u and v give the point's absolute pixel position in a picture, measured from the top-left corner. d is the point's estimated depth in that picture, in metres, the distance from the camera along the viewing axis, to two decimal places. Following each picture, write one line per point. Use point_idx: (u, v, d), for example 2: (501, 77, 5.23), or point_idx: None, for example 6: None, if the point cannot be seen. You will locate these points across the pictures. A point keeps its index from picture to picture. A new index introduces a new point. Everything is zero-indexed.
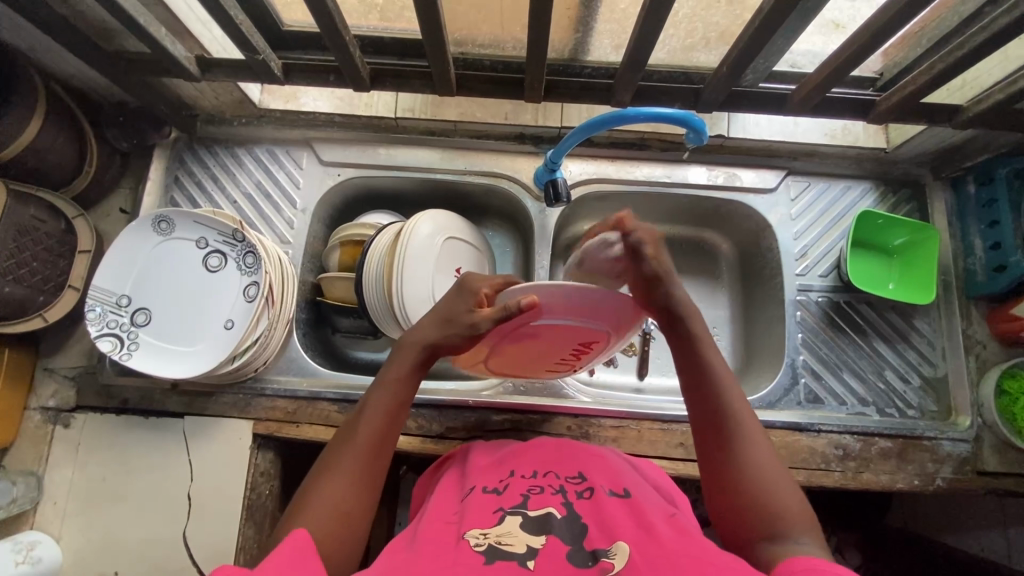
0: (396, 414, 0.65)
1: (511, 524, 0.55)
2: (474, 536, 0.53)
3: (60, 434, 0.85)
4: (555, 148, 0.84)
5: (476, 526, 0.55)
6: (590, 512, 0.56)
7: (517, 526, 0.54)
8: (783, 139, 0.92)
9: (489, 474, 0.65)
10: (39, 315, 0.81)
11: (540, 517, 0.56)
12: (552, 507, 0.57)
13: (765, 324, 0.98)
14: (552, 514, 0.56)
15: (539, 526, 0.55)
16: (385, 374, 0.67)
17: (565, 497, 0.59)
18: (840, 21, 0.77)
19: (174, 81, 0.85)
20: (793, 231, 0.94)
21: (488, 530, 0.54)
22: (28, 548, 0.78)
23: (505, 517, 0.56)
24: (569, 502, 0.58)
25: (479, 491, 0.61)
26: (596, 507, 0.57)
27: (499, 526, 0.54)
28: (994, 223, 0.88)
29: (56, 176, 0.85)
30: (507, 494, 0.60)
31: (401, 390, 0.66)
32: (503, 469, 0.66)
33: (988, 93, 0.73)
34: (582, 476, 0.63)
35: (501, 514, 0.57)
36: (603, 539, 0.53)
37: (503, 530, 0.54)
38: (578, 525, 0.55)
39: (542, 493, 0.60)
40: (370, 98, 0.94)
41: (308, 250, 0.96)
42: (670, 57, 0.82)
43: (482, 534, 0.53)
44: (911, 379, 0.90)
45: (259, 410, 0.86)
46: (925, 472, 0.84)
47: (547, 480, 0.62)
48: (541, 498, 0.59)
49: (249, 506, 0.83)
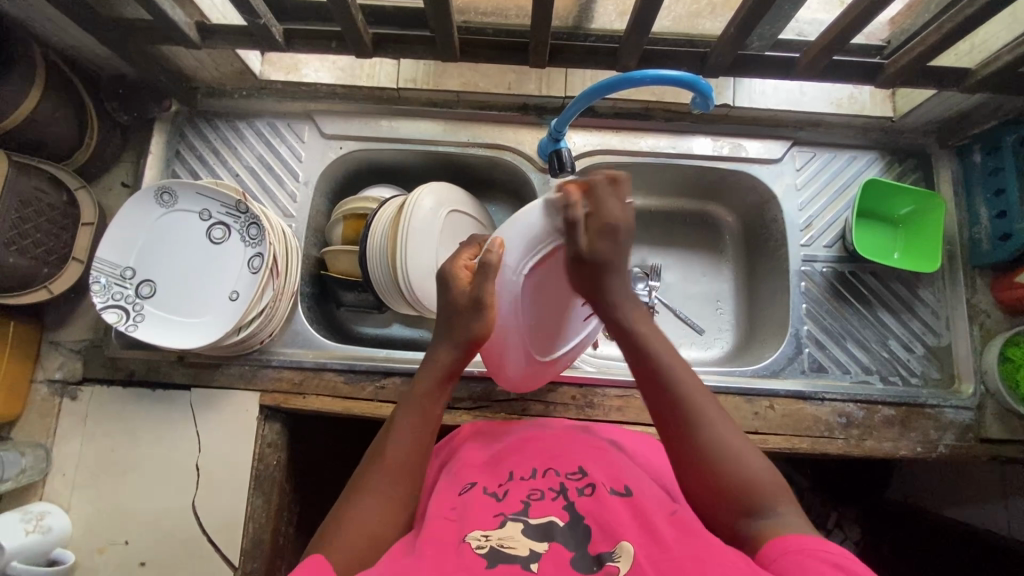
0: (428, 429, 0.65)
1: (512, 530, 0.55)
2: (475, 538, 0.54)
3: (68, 406, 0.86)
4: (559, 117, 0.83)
5: (477, 528, 0.55)
6: (592, 512, 0.57)
7: (520, 532, 0.55)
8: (788, 108, 0.92)
9: (487, 472, 0.65)
10: (43, 287, 0.81)
11: (542, 525, 0.56)
12: (553, 515, 0.57)
13: (769, 295, 0.98)
14: (553, 522, 0.56)
15: (542, 532, 0.55)
16: (418, 383, 0.67)
17: (567, 499, 0.59)
18: None
19: (173, 51, 0.84)
20: (798, 202, 0.93)
21: (489, 532, 0.55)
22: (38, 517, 0.78)
23: (506, 523, 0.56)
24: (571, 504, 0.58)
25: (479, 492, 0.61)
26: (598, 505, 0.57)
27: (501, 530, 0.55)
28: (999, 191, 0.87)
29: (58, 149, 0.84)
30: (508, 500, 0.60)
31: (432, 403, 0.66)
32: (502, 467, 0.66)
33: (996, 55, 0.73)
34: (582, 471, 0.63)
35: (502, 519, 0.57)
36: (606, 541, 0.53)
37: (505, 533, 0.55)
38: (580, 529, 0.55)
39: (542, 499, 0.59)
40: (372, 69, 0.93)
41: (311, 224, 0.95)
42: (675, 24, 0.83)
43: (484, 535, 0.54)
44: (914, 348, 0.90)
45: (266, 381, 0.86)
46: (927, 439, 0.85)
47: (547, 481, 0.62)
48: (542, 505, 0.58)
49: (257, 476, 0.84)
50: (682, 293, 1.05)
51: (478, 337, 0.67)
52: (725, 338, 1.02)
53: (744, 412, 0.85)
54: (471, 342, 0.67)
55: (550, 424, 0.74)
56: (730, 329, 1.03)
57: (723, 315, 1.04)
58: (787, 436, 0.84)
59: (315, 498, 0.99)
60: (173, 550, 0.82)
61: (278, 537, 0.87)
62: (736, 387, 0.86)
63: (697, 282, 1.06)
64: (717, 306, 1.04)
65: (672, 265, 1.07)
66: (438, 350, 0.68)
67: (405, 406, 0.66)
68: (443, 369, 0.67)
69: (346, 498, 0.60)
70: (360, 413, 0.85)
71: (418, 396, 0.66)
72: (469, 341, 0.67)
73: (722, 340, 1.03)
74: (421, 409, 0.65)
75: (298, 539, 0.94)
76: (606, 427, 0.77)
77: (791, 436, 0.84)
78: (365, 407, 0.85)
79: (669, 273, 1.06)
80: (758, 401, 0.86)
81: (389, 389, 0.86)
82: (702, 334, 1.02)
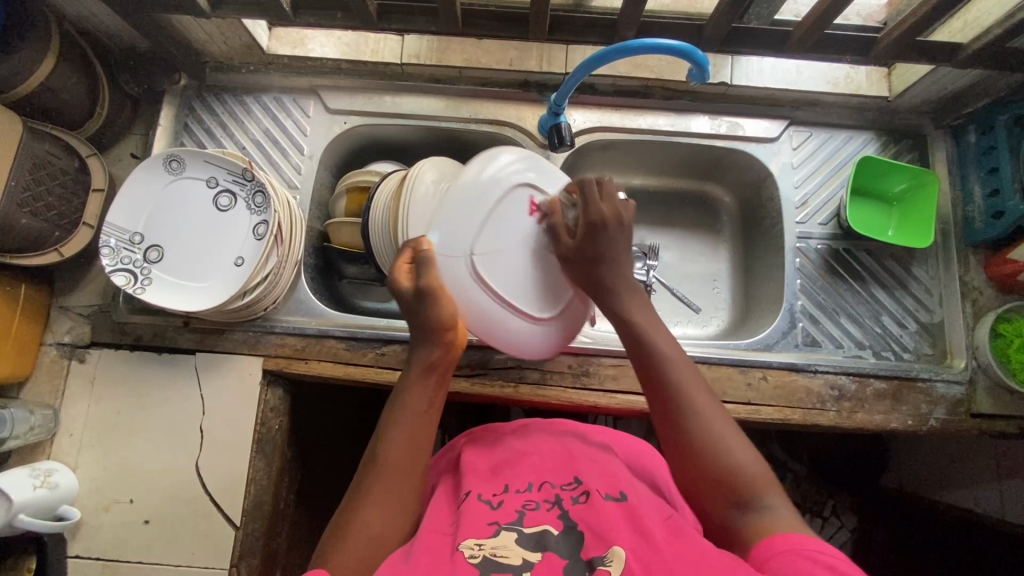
0: (420, 422, 0.66)
1: (506, 540, 0.56)
2: (469, 547, 0.55)
3: (76, 368, 0.88)
4: (558, 91, 0.85)
5: (470, 535, 0.57)
6: (586, 518, 0.59)
7: (513, 541, 0.56)
8: (786, 87, 0.93)
9: (485, 481, 0.66)
10: (54, 250, 0.84)
11: (536, 534, 0.58)
12: (548, 524, 0.59)
13: (764, 272, 0.99)
14: (548, 531, 0.58)
15: (536, 543, 0.57)
16: (403, 383, 0.68)
17: (561, 510, 0.60)
18: None
19: (183, 22, 0.86)
20: (794, 180, 0.95)
21: (483, 540, 0.56)
22: (46, 474, 0.80)
23: (500, 531, 0.58)
24: (565, 513, 0.60)
25: (474, 498, 0.62)
26: (593, 512, 0.59)
27: (495, 538, 0.56)
28: (993, 169, 0.88)
29: (69, 117, 0.86)
30: (502, 507, 0.61)
31: (423, 397, 0.67)
32: (499, 478, 0.66)
33: (988, 29, 0.74)
34: (577, 481, 0.64)
35: (497, 527, 0.58)
36: (598, 545, 0.55)
37: (498, 542, 0.56)
38: (574, 537, 0.57)
39: (537, 509, 0.61)
40: (377, 45, 0.96)
41: (315, 196, 0.97)
42: (674, 2, 0.85)
43: (477, 543, 0.56)
44: (907, 324, 0.91)
45: (269, 347, 0.88)
46: (918, 413, 0.86)
47: (543, 493, 0.63)
48: (536, 514, 0.60)
49: (260, 439, 0.86)
50: (679, 272, 1.06)
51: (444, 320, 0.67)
52: (721, 316, 1.04)
53: (737, 382, 0.86)
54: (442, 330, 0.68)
55: (550, 432, 0.74)
56: (726, 307, 1.04)
57: (719, 294, 1.05)
58: (779, 408, 0.85)
59: (315, 467, 1.01)
60: (177, 510, 0.84)
61: (278, 502, 0.89)
62: (729, 358, 0.87)
63: (695, 261, 1.07)
64: (713, 285, 1.06)
65: (671, 245, 1.08)
66: (418, 347, 0.69)
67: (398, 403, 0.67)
68: (424, 362, 0.68)
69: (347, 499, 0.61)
70: (361, 378, 0.87)
71: (404, 395, 0.67)
72: (440, 330, 0.68)
73: (718, 318, 1.04)
74: (414, 407, 0.66)
75: (298, 508, 0.96)
76: (601, 430, 0.77)
77: (783, 408, 0.86)
78: (366, 373, 0.87)
79: (668, 252, 1.08)
80: (752, 373, 0.87)
81: (389, 356, 0.88)
82: (699, 313, 1.04)
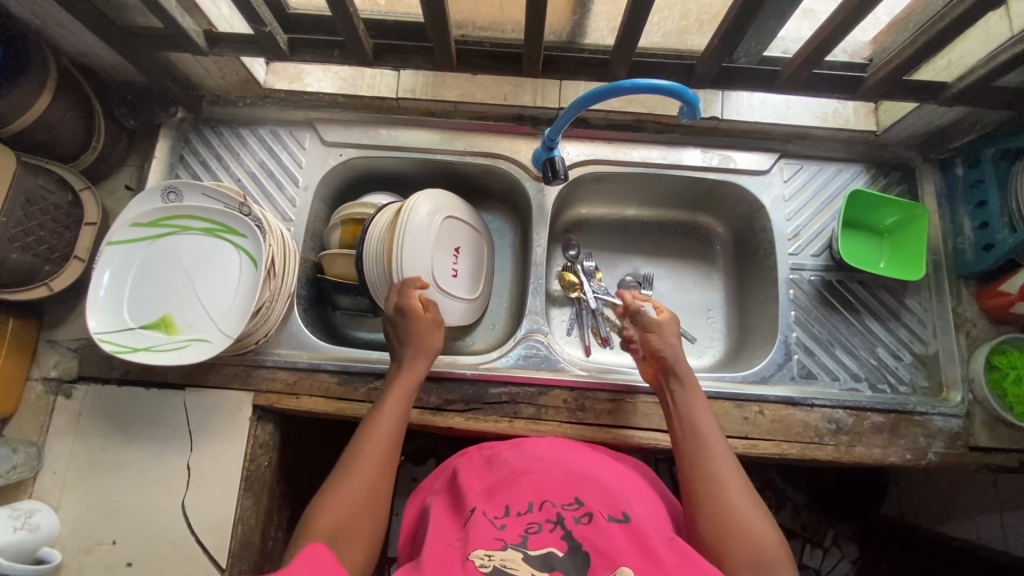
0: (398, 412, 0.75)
1: (513, 555, 0.56)
2: (479, 557, 0.55)
3: (62, 404, 0.86)
4: (552, 126, 0.86)
5: (480, 547, 0.56)
6: (590, 537, 0.58)
7: (521, 560, 0.56)
8: (776, 122, 0.94)
9: (486, 499, 0.64)
10: (44, 284, 0.82)
11: (541, 555, 0.56)
12: (551, 545, 0.57)
13: (758, 304, 0.99)
14: (552, 552, 0.56)
15: (542, 556, 0.56)
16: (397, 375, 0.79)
17: (564, 530, 0.59)
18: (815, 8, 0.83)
19: (182, 59, 0.87)
20: (786, 212, 0.96)
21: (493, 551, 0.56)
22: (27, 515, 0.78)
23: (508, 547, 0.57)
24: (568, 533, 0.58)
25: (479, 515, 0.61)
26: (597, 534, 0.58)
27: (504, 551, 0.56)
28: (981, 203, 0.89)
29: (65, 150, 0.86)
30: (506, 525, 0.60)
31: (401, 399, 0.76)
32: (501, 491, 0.65)
33: (972, 69, 0.76)
34: (578, 501, 0.62)
35: (504, 544, 0.57)
36: (605, 564, 0.55)
37: (508, 555, 0.56)
38: (580, 555, 0.56)
39: (541, 530, 0.59)
40: (373, 79, 0.97)
41: (310, 228, 0.97)
42: (665, 40, 0.86)
43: (487, 554, 0.56)
44: (902, 356, 0.91)
45: (260, 382, 0.87)
46: (916, 447, 0.85)
47: (545, 513, 0.61)
48: (540, 537, 0.58)
49: (248, 476, 0.84)
50: (673, 302, 1.06)
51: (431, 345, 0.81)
52: (717, 347, 1.03)
53: (734, 417, 0.86)
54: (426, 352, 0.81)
55: (546, 445, 0.71)
56: (721, 337, 1.04)
57: (714, 323, 1.05)
58: (776, 442, 0.85)
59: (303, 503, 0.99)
60: (160, 551, 0.82)
61: (265, 541, 0.87)
62: (725, 392, 0.86)
63: (689, 291, 1.07)
64: (708, 315, 1.06)
65: (665, 274, 1.08)
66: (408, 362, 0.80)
67: (388, 388, 0.77)
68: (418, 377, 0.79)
69: (338, 471, 0.68)
70: (353, 414, 0.86)
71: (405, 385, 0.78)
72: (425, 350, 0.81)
73: (713, 348, 1.03)
74: (394, 408, 0.75)
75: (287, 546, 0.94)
76: (597, 456, 0.73)
77: (780, 442, 0.85)
78: (358, 408, 0.86)
79: (662, 282, 1.08)
80: (748, 407, 0.86)
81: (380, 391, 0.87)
82: (694, 342, 1.03)
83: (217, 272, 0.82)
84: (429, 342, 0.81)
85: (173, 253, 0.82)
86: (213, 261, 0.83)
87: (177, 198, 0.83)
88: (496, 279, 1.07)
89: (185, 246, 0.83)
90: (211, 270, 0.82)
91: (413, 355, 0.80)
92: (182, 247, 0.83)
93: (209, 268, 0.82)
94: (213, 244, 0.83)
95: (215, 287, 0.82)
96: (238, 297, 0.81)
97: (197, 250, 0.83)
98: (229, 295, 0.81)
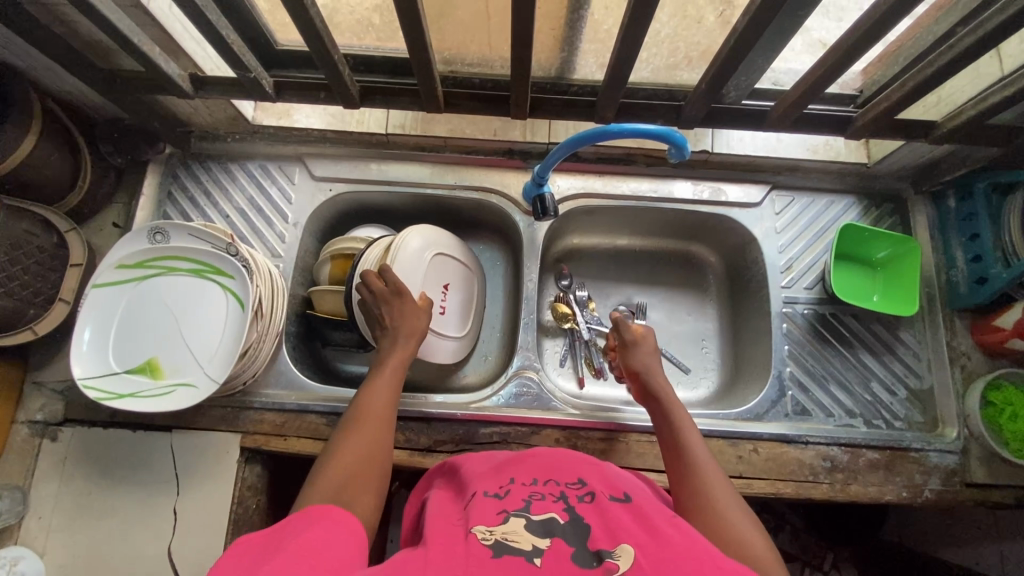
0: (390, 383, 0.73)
1: (515, 525, 0.52)
2: (481, 531, 0.51)
3: (48, 447, 0.85)
4: (541, 163, 0.86)
5: (482, 522, 0.53)
6: (593, 516, 0.54)
7: (523, 527, 0.52)
8: (766, 155, 0.94)
9: (488, 481, 0.62)
10: (28, 328, 0.82)
11: (543, 521, 0.53)
12: (554, 512, 0.55)
13: (752, 337, 0.99)
14: (554, 518, 0.54)
15: (545, 528, 0.52)
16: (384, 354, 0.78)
17: (568, 503, 0.56)
18: (827, 39, 0.80)
19: (169, 100, 0.87)
20: (778, 244, 0.95)
21: (494, 526, 0.52)
22: (11, 563, 0.78)
23: (510, 518, 0.54)
24: (571, 506, 0.56)
25: (480, 495, 0.58)
26: (599, 510, 0.55)
27: (505, 524, 0.52)
28: (974, 236, 0.89)
29: (51, 191, 0.86)
30: (509, 497, 0.58)
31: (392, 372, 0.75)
32: (503, 474, 0.63)
33: (961, 108, 0.76)
34: (582, 482, 0.61)
35: (506, 515, 0.54)
36: (607, 539, 0.50)
37: (509, 528, 0.52)
38: (582, 526, 0.53)
39: (544, 499, 0.57)
40: (362, 115, 0.97)
41: (299, 263, 0.96)
42: (654, 76, 0.85)
43: (488, 530, 0.52)
44: (897, 391, 0.90)
45: (247, 424, 0.86)
46: (913, 484, 0.84)
47: (548, 488, 0.59)
48: (543, 504, 0.56)
49: (236, 520, 0.83)
50: (667, 332, 1.05)
51: (418, 325, 0.80)
52: (711, 378, 1.02)
53: (728, 455, 0.85)
54: (412, 333, 0.79)
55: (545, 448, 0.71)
56: (715, 368, 1.03)
57: (708, 354, 1.04)
58: (770, 481, 0.84)
59: None
60: None
61: None
62: (719, 430, 0.86)
63: (682, 321, 1.06)
64: (702, 345, 1.05)
65: (658, 303, 1.08)
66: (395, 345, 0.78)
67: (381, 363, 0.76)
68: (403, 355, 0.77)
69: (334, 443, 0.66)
70: None
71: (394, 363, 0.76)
72: (411, 331, 0.79)
73: (707, 379, 1.02)
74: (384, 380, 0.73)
75: None
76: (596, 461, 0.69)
77: (774, 481, 0.84)
78: None
79: (655, 311, 1.07)
80: (742, 445, 0.85)
81: None
82: (688, 373, 1.02)
83: (204, 315, 0.81)
84: (417, 323, 0.80)
85: (159, 295, 0.81)
86: (200, 302, 0.82)
87: (162, 238, 0.82)
88: (488, 310, 1.06)
89: (170, 287, 0.82)
90: (197, 312, 0.81)
91: (405, 336, 0.79)
92: (167, 288, 0.82)
93: (195, 310, 0.81)
94: (199, 286, 0.82)
95: (201, 331, 0.81)
96: (225, 342, 0.80)
97: (183, 292, 0.82)
98: (215, 338, 0.80)
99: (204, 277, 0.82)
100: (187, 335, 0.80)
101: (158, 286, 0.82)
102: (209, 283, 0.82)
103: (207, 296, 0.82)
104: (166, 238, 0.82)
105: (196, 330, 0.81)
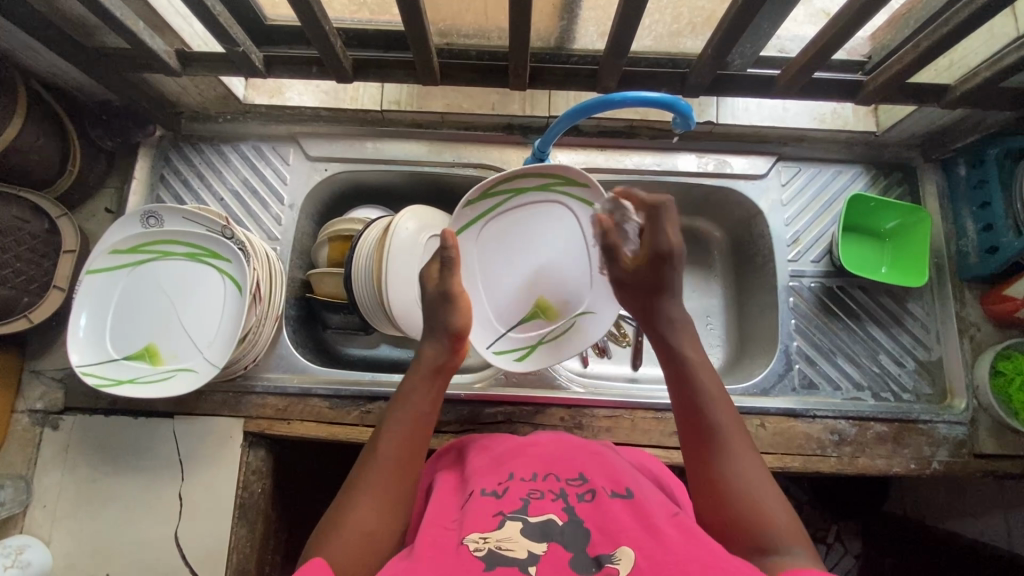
0: (420, 426, 0.63)
1: (512, 531, 0.52)
2: (474, 540, 0.51)
3: (49, 436, 0.85)
4: (541, 138, 0.83)
5: (475, 530, 0.52)
6: (592, 516, 0.54)
7: (519, 532, 0.52)
8: (773, 125, 0.91)
9: (488, 474, 0.61)
10: (24, 316, 0.80)
11: (541, 524, 0.53)
12: (552, 513, 0.54)
13: (757, 312, 0.97)
14: (552, 520, 0.54)
15: (541, 532, 0.52)
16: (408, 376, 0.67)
17: (566, 502, 0.56)
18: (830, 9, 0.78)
19: (157, 78, 0.84)
20: (785, 217, 0.93)
21: (487, 534, 0.51)
22: (17, 552, 0.77)
23: (505, 522, 0.53)
24: (570, 506, 0.56)
25: (477, 494, 0.58)
26: (599, 510, 0.55)
27: (500, 531, 0.52)
28: (984, 204, 0.87)
29: (39, 176, 0.84)
30: (506, 495, 0.57)
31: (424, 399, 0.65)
32: (503, 467, 0.62)
33: (975, 71, 0.73)
34: (582, 477, 0.60)
35: (502, 518, 0.54)
36: (605, 543, 0.51)
37: (504, 534, 0.51)
38: (580, 530, 0.53)
39: (542, 498, 0.57)
40: (356, 91, 0.94)
41: (296, 246, 0.95)
42: (656, 43, 0.82)
43: (482, 538, 0.51)
44: (905, 362, 0.89)
45: (250, 408, 0.85)
46: (920, 456, 0.84)
47: (546, 484, 0.59)
48: (540, 503, 0.56)
49: (242, 504, 0.83)
50: None
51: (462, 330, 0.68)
52: (716, 354, 1.01)
53: None
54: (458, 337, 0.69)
55: (545, 433, 0.70)
56: (720, 344, 1.02)
57: (713, 330, 1.03)
58: (778, 455, 0.83)
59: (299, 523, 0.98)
60: None
61: (263, 565, 0.86)
62: None
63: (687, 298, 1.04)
64: (707, 322, 1.03)
65: None
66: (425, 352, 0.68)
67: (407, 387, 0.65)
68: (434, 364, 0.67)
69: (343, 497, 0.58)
70: (345, 439, 0.84)
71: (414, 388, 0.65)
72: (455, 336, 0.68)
73: (713, 356, 1.01)
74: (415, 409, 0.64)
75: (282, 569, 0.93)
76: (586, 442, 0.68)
77: (782, 455, 0.83)
78: (351, 432, 0.84)
79: None
80: (750, 420, 0.85)
81: (374, 414, 0.85)
82: None
83: (201, 301, 0.80)
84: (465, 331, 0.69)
85: (156, 280, 0.80)
86: (197, 288, 0.80)
87: (158, 223, 0.80)
88: None
89: (168, 275, 0.80)
90: (196, 298, 0.80)
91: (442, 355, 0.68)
92: (164, 275, 0.80)
93: (193, 296, 0.80)
94: (195, 271, 0.81)
95: (199, 317, 0.79)
96: (222, 328, 0.79)
97: (179, 277, 0.80)
98: (213, 324, 0.79)
99: (201, 262, 0.81)
100: (185, 322, 0.79)
101: (155, 271, 0.80)
102: (206, 267, 0.81)
103: (204, 281, 0.80)
104: (161, 223, 0.80)
105: (194, 317, 0.79)
